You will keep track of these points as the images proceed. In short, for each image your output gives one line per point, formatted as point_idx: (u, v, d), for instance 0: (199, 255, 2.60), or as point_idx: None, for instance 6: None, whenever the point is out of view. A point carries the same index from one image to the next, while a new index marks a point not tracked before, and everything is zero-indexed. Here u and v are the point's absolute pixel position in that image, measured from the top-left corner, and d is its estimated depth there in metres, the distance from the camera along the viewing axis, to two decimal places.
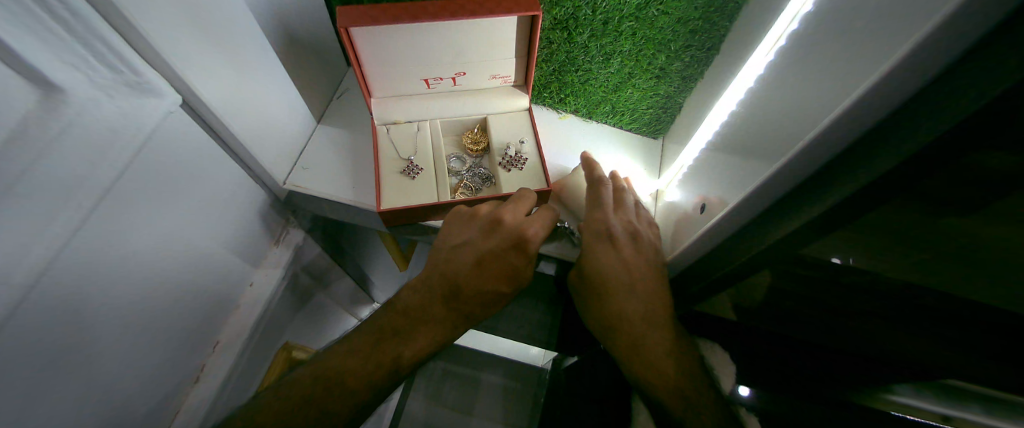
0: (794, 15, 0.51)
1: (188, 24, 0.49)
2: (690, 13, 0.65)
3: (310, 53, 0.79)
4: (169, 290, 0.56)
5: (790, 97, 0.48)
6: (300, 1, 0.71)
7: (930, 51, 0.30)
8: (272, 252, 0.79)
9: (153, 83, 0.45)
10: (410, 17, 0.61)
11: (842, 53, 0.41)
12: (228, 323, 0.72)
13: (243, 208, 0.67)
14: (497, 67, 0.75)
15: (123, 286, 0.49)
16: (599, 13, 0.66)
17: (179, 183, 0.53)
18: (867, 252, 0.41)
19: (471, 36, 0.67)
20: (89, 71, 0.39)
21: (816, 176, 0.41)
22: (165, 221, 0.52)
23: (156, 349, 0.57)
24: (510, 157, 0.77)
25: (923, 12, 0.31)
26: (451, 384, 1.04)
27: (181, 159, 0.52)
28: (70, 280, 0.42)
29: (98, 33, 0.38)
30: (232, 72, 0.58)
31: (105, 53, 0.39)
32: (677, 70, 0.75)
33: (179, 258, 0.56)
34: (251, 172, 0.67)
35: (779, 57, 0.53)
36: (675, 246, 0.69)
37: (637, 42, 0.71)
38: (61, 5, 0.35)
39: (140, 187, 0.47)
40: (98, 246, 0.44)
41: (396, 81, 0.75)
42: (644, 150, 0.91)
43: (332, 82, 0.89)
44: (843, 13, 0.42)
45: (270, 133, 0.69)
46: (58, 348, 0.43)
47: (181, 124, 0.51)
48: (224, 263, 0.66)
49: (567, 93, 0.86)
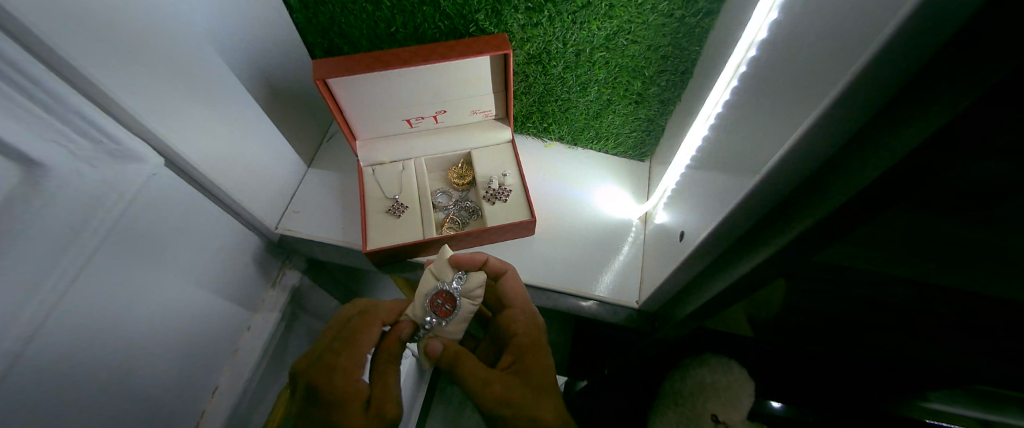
0: (751, 42, 0.51)
1: (169, 90, 0.52)
2: (658, 40, 0.66)
3: (296, 102, 0.82)
4: (164, 338, 0.57)
5: (755, 123, 0.48)
6: (280, 55, 0.75)
7: (879, 74, 0.30)
8: (269, 295, 0.80)
9: (133, 149, 0.47)
10: (382, 65, 0.63)
11: (797, 81, 0.41)
12: (227, 368, 0.71)
13: (237, 254, 0.69)
14: (477, 102, 0.77)
15: (122, 335, 0.50)
16: (570, 46, 0.68)
17: (167, 237, 0.54)
18: (834, 286, 0.37)
19: (447, 76, 0.69)
20: (70, 144, 0.41)
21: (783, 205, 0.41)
22: (155, 275, 0.53)
23: (157, 396, 0.57)
24: (494, 189, 0.78)
25: (865, 41, 0.31)
26: (471, 408, 1.04)
27: (169, 211, 0.54)
28: (57, 345, 0.43)
29: (75, 109, 0.40)
30: (220, 128, 0.61)
31: (82, 126, 0.41)
32: (654, 95, 0.75)
33: (172, 305, 0.57)
34: (243, 220, 0.69)
35: (742, 83, 0.53)
36: (660, 273, 0.68)
37: (611, 71, 0.72)
38: (37, 88, 0.37)
39: (135, 241, 0.49)
40: (85, 309, 0.45)
41: (380, 123, 0.77)
42: (631, 172, 0.90)
43: (321, 127, 0.92)
44: (796, 39, 0.43)
45: (259, 181, 0.72)
46: (58, 404, 0.44)
47: (167, 181, 0.53)
48: (218, 310, 0.67)
49: (549, 122, 0.87)
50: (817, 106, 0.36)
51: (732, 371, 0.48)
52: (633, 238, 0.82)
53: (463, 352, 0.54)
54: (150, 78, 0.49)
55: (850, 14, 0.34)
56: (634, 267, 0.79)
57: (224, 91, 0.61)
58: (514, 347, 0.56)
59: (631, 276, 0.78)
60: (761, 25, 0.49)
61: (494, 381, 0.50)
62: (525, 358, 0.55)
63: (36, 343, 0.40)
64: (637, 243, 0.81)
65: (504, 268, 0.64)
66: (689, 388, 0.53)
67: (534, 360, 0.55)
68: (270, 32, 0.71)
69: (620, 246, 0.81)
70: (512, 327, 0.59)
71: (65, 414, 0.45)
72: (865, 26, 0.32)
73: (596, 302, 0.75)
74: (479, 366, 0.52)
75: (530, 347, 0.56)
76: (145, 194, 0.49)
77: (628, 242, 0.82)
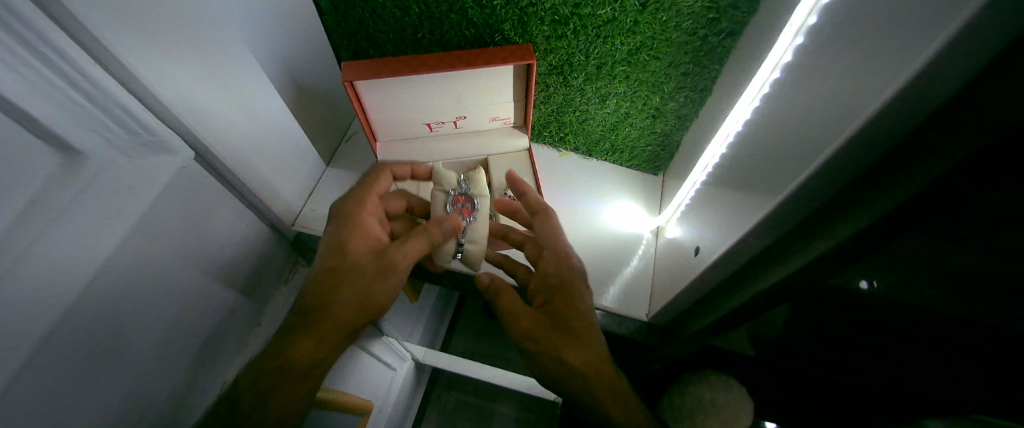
0: (774, 66, 0.52)
1: (205, 85, 0.53)
2: (680, 57, 0.67)
3: (319, 103, 0.84)
4: (180, 328, 0.57)
5: (773, 146, 0.49)
6: (309, 57, 0.76)
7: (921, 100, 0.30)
8: (280, 292, 0.80)
9: (165, 141, 0.48)
10: (409, 70, 0.64)
11: (817, 105, 0.42)
12: (236, 362, 0.71)
13: (253, 248, 0.69)
14: (497, 110, 0.78)
15: (141, 323, 0.51)
16: (592, 59, 0.70)
17: (189, 228, 0.55)
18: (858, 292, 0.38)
19: (470, 83, 0.70)
20: (109, 134, 0.43)
21: (800, 229, 0.40)
22: (176, 265, 0.54)
23: (168, 387, 0.57)
24: (510, 196, 0.79)
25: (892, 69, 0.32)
26: None
27: (194, 202, 0.54)
28: (84, 329, 0.43)
29: (115, 99, 0.41)
30: (249, 124, 0.62)
31: (120, 116, 0.43)
32: (671, 110, 0.76)
33: (190, 296, 0.57)
34: (262, 216, 0.70)
35: (763, 105, 0.54)
36: (670, 289, 0.68)
37: (631, 85, 0.73)
38: (82, 78, 0.39)
39: (160, 230, 0.50)
40: (111, 296, 0.46)
41: (402, 126, 0.78)
42: (645, 186, 0.91)
43: (340, 129, 0.94)
44: (819, 64, 0.43)
45: (280, 178, 0.73)
46: (76, 389, 0.44)
47: (195, 174, 0.54)
48: (232, 303, 0.67)
49: (566, 132, 0.88)
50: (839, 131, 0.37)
51: (732, 388, 0.55)
52: (644, 251, 0.83)
53: (507, 290, 0.61)
54: (190, 75, 0.50)
55: (876, 45, 0.35)
56: (644, 279, 0.79)
57: (256, 89, 0.63)
58: (551, 292, 0.62)
59: (641, 288, 0.78)
60: (785, 49, 0.50)
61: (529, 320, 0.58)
62: (568, 304, 0.60)
63: (63, 326, 0.41)
64: (648, 256, 0.82)
65: (547, 213, 0.68)
66: (687, 406, 0.57)
67: (569, 308, 0.60)
68: (301, 33, 0.73)
69: (630, 258, 0.81)
70: (554, 265, 0.66)
71: (84, 399, 0.45)
72: (896, 52, 0.33)
73: (604, 313, 0.73)
74: (527, 315, 0.59)
75: (565, 287, 0.62)
76: (174, 186, 0.50)
77: (638, 254, 0.82)
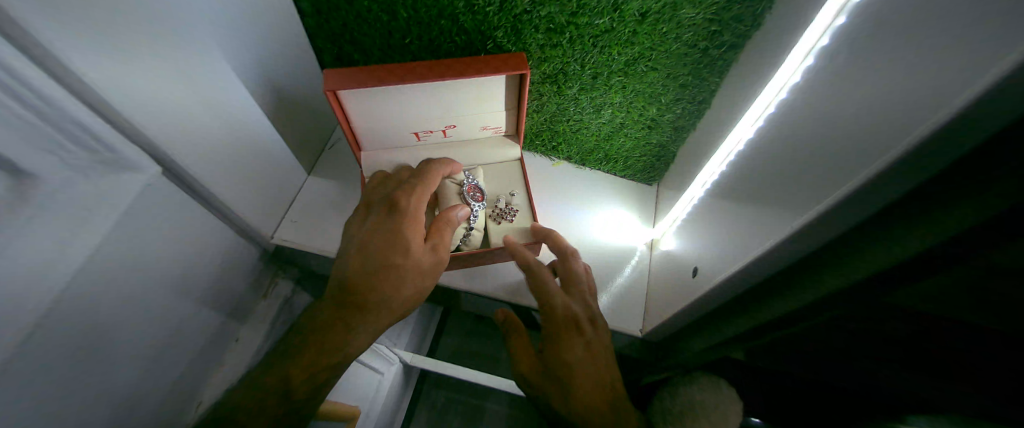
0: (782, 87, 0.51)
1: (172, 95, 0.49)
2: (677, 69, 0.65)
3: (299, 109, 0.80)
4: (149, 354, 0.53)
5: (780, 170, 0.48)
6: (287, 61, 0.72)
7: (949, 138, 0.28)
8: (258, 306, 0.76)
9: (130, 158, 0.44)
10: (397, 80, 0.61)
11: (832, 133, 0.41)
12: (212, 383, 0.68)
13: (227, 265, 0.65)
14: (488, 119, 0.75)
15: (106, 352, 0.47)
16: (587, 69, 0.67)
17: (157, 248, 0.51)
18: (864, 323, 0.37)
19: (460, 93, 0.67)
20: (63, 154, 0.39)
21: (820, 252, 0.40)
22: (142, 288, 0.50)
23: (138, 417, 0.54)
24: (501, 208, 0.76)
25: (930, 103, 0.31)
26: None
27: (161, 220, 0.51)
28: (38, 365, 0.39)
29: (71, 117, 0.37)
30: (222, 135, 0.58)
31: (77, 134, 0.39)
32: (667, 121, 0.75)
33: (158, 319, 0.54)
34: (239, 229, 0.67)
35: (768, 125, 0.53)
36: (666, 310, 0.66)
37: (627, 95, 0.71)
38: (32, 94, 0.34)
39: (123, 253, 0.46)
40: (70, 327, 0.42)
41: (387, 135, 0.75)
42: (639, 196, 0.89)
43: (322, 135, 0.90)
44: (834, 90, 0.42)
45: (256, 190, 0.69)
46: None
47: (163, 190, 0.50)
48: (205, 322, 0.63)
49: (558, 141, 0.86)
50: (860, 172, 0.35)
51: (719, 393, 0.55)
52: (637, 262, 0.81)
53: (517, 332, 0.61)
54: (154, 84, 0.46)
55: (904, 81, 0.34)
56: (638, 291, 0.77)
57: (228, 97, 0.59)
58: (556, 326, 0.58)
59: (635, 302, 0.76)
60: (794, 70, 0.49)
61: (530, 367, 0.57)
62: (573, 339, 0.57)
63: (18, 364, 0.37)
64: (640, 268, 0.80)
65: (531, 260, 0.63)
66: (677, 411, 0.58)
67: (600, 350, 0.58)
68: (280, 37, 0.69)
69: (621, 267, 0.79)
70: (560, 303, 0.61)
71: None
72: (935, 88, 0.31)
73: None
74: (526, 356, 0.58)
75: (577, 326, 0.58)
76: (140, 205, 0.47)
77: (631, 265, 0.80)
